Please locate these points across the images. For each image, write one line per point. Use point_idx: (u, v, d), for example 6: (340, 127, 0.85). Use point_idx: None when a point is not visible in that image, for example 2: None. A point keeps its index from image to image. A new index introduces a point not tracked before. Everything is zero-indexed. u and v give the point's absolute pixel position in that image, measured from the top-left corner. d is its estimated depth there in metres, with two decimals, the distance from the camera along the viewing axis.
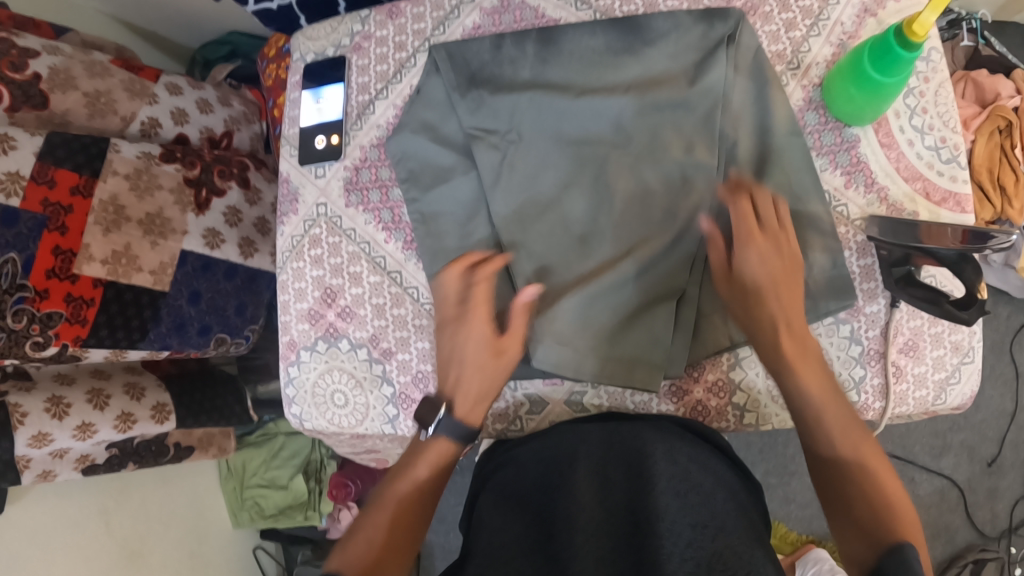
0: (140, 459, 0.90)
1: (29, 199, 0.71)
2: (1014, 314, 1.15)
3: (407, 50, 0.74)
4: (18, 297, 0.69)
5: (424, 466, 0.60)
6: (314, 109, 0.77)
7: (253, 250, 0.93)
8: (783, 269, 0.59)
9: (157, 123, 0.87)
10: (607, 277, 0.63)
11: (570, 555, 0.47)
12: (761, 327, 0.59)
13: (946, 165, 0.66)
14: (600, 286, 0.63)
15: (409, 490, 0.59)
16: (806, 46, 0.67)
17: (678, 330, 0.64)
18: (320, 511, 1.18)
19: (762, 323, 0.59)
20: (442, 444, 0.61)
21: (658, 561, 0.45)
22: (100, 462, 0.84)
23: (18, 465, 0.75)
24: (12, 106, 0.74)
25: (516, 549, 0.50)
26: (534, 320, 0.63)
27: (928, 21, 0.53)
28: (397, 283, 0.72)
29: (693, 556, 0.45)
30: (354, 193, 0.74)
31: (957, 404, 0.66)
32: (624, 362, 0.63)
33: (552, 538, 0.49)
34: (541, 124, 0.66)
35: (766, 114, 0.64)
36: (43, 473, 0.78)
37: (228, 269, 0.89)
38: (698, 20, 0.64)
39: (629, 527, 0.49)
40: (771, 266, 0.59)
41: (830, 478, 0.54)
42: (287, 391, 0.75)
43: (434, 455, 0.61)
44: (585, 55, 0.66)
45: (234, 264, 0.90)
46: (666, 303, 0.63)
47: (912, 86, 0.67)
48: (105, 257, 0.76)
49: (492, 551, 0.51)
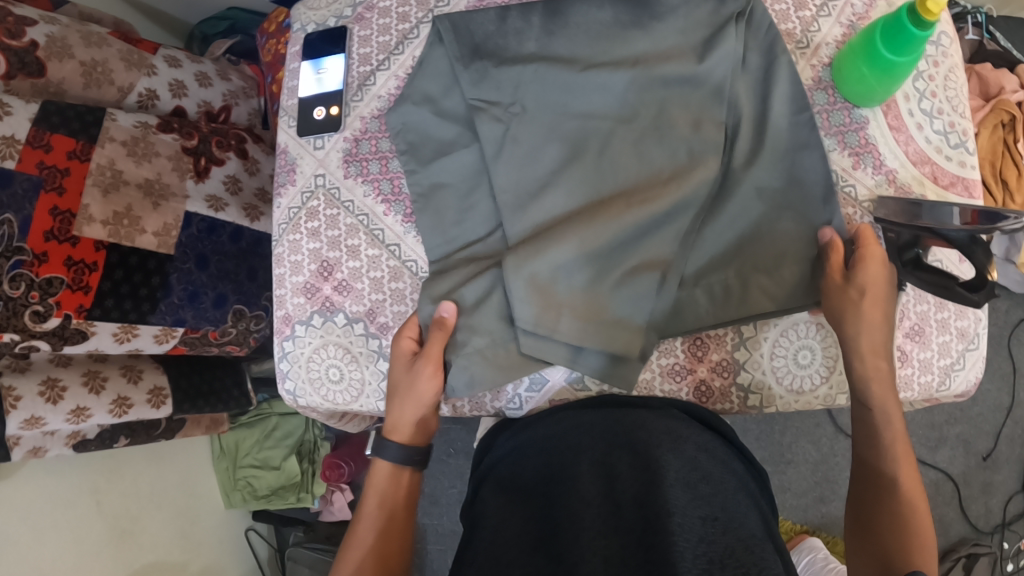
0: (132, 434, 0.89)
1: (25, 161, 0.70)
2: (1012, 309, 1.15)
3: (410, 20, 0.73)
4: (14, 261, 0.68)
5: (375, 496, 0.64)
6: (314, 80, 0.75)
7: (259, 213, 0.93)
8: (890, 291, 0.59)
9: (154, 95, 0.86)
10: (607, 233, 0.60)
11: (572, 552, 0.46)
12: (870, 342, 0.58)
13: (954, 149, 0.65)
14: (598, 243, 0.60)
15: (367, 521, 0.63)
16: (816, 25, 0.67)
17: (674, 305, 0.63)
18: (313, 493, 1.19)
19: (870, 339, 0.58)
20: (382, 465, 0.65)
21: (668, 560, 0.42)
22: (90, 437, 0.84)
23: (8, 442, 0.74)
24: (7, 72, 0.72)
25: (518, 548, 0.49)
26: (522, 265, 0.61)
27: None
28: (395, 256, 0.71)
29: (706, 552, 0.44)
30: (353, 164, 0.73)
31: (961, 390, 0.66)
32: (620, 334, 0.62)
33: (557, 536, 0.48)
34: (545, 97, 0.65)
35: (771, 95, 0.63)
36: (33, 449, 0.77)
37: (234, 232, 0.89)
38: None
39: (637, 520, 0.46)
40: (878, 286, 0.59)
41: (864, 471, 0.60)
42: (280, 366, 0.74)
43: (394, 474, 0.65)
44: (591, 29, 0.65)
45: (241, 227, 0.90)
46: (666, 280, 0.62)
47: (922, 69, 0.66)
48: (106, 218, 0.75)
49: (495, 549, 0.50)
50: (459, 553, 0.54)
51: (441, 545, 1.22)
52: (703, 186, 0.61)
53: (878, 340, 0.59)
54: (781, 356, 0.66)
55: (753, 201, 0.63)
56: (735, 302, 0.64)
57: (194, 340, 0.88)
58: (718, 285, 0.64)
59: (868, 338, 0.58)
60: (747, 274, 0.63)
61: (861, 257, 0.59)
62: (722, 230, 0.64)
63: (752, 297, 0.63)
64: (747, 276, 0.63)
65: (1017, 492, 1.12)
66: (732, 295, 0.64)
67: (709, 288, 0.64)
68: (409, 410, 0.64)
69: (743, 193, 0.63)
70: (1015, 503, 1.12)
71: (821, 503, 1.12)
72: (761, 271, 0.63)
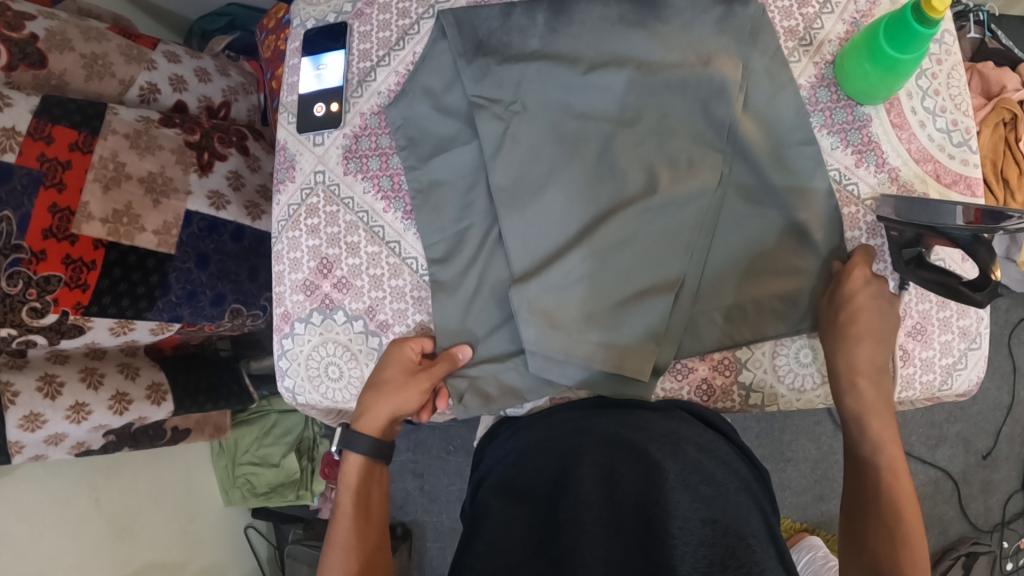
0: (136, 443, 0.90)
1: (26, 154, 0.69)
2: (1013, 308, 1.15)
3: (410, 16, 0.72)
4: (13, 258, 0.68)
5: (348, 490, 0.64)
6: (314, 76, 0.75)
7: (261, 212, 0.92)
8: (883, 316, 0.60)
9: (156, 88, 0.85)
10: (611, 257, 0.63)
11: (573, 552, 0.45)
12: (850, 359, 0.60)
13: (957, 148, 0.65)
14: (601, 266, 0.63)
15: (343, 517, 0.63)
16: (819, 23, 0.66)
17: (674, 319, 0.64)
18: (312, 490, 1.19)
19: (851, 355, 0.60)
20: (352, 459, 0.64)
21: (670, 561, 0.42)
22: (95, 448, 0.84)
23: (12, 449, 0.74)
24: (8, 64, 0.72)
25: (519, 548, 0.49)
26: (525, 289, 0.63)
27: None
28: (395, 254, 0.71)
29: (706, 555, 0.43)
30: (353, 160, 0.73)
31: (963, 390, 0.66)
32: (620, 346, 0.63)
33: (558, 538, 0.47)
34: (546, 95, 0.64)
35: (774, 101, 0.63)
36: (36, 456, 0.77)
37: (235, 231, 0.88)
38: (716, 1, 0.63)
39: (638, 524, 0.46)
40: (871, 308, 0.60)
41: (860, 473, 0.59)
42: (280, 363, 0.74)
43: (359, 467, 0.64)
44: (595, 26, 0.65)
45: (243, 225, 0.90)
46: (665, 293, 0.62)
47: (925, 67, 0.65)
48: (105, 215, 0.75)
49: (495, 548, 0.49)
50: (459, 555, 0.53)
51: (441, 543, 1.22)
52: (706, 205, 0.62)
53: (864, 360, 0.60)
54: (783, 355, 0.66)
55: (762, 217, 0.64)
56: (747, 324, 0.64)
57: (189, 330, 0.88)
58: (729, 306, 0.64)
59: (847, 356, 0.60)
60: (761, 294, 0.64)
61: (843, 273, 0.61)
62: (731, 248, 0.64)
63: (764, 317, 0.64)
64: (759, 297, 0.64)
65: (1017, 491, 1.12)
66: (743, 315, 0.64)
67: (710, 295, 0.64)
68: (387, 405, 0.63)
69: (749, 214, 0.64)
70: (1015, 501, 1.12)
71: (821, 502, 1.12)
72: (773, 292, 0.64)
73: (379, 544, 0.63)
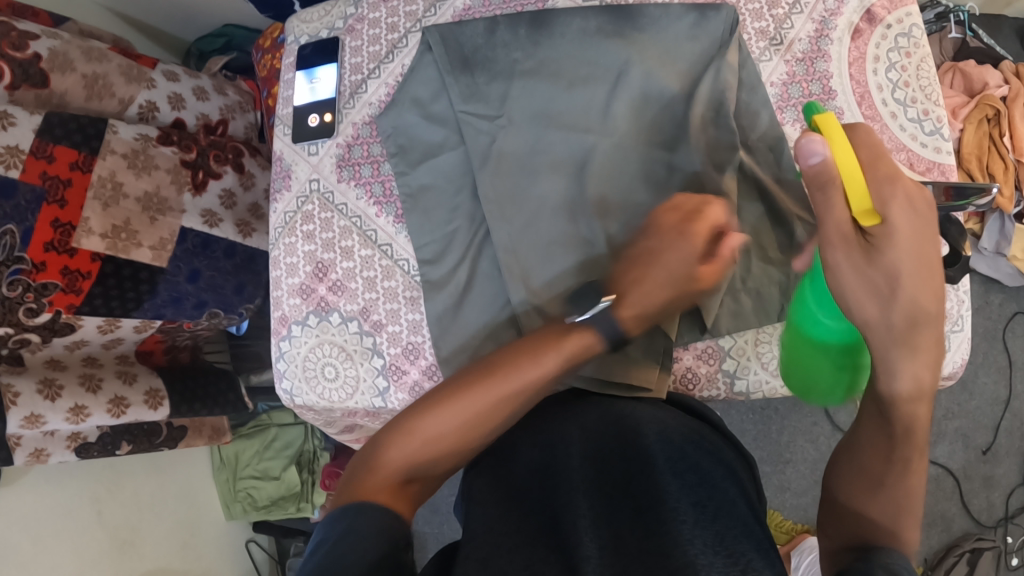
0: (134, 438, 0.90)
1: (28, 171, 0.72)
2: (1006, 303, 1.16)
3: (399, 30, 0.75)
4: (14, 268, 0.70)
5: (559, 355, 0.52)
6: (307, 89, 0.77)
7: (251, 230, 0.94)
8: (925, 227, 0.46)
9: (155, 107, 0.88)
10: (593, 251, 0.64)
11: (577, 536, 0.44)
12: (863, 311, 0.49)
13: (929, 136, 0.68)
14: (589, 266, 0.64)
15: (500, 390, 0.51)
16: (788, 23, 0.69)
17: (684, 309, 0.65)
18: (313, 503, 1.17)
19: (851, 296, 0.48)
20: (583, 337, 0.52)
21: (667, 542, 0.42)
22: (91, 441, 0.85)
23: (9, 443, 0.76)
24: (12, 83, 0.74)
25: (517, 535, 0.47)
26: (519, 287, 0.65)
27: (861, 214, 0.45)
28: (387, 256, 0.72)
29: (704, 537, 0.43)
30: (346, 168, 0.75)
31: (948, 372, 0.66)
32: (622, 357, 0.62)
33: (558, 527, 0.46)
34: (530, 105, 0.66)
35: (750, 104, 0.65)
36: (35, 451, 0.79)
37: (228, 248, 0.91)
38: (689, 10, 0.65)
39: (632, 515, 0.46)
40: (922, 287, 0.46)
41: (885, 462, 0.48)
42: (278, 365, 0.75)
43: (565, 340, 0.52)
44: (576, 38, 0.67)
45: (234, 243, 0.91)
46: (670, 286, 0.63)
47: (895, 60, 0.68)
48: (104, 231, 0.77)
49: (489, 539, 0.47)
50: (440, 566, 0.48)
51: None
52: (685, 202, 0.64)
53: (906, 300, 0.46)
54: (766, 344, 0.67)
55: (742, 207, 0.65)
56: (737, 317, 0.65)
57: (171, 328, 0.90)
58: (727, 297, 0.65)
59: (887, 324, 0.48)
60: (739, 284, 0.65)
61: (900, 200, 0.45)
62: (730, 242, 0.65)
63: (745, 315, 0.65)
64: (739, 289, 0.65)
65: (1019, 486, 1.12)
66: (737, 306, 0.65)
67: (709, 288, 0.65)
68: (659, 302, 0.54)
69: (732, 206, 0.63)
70: (1017, 496, 1.12)
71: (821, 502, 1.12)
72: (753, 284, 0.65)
73: (477, 439, 0.52)
